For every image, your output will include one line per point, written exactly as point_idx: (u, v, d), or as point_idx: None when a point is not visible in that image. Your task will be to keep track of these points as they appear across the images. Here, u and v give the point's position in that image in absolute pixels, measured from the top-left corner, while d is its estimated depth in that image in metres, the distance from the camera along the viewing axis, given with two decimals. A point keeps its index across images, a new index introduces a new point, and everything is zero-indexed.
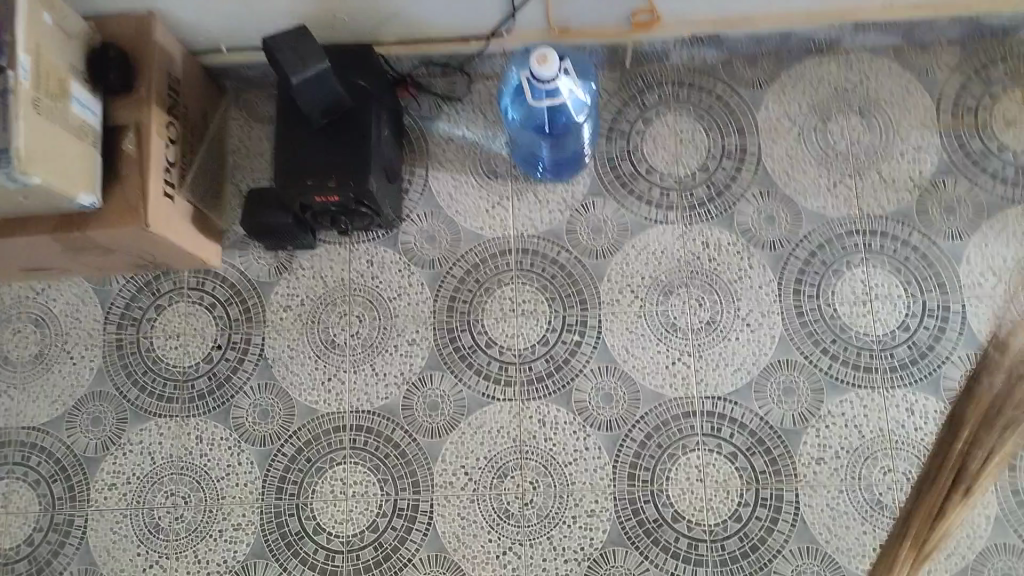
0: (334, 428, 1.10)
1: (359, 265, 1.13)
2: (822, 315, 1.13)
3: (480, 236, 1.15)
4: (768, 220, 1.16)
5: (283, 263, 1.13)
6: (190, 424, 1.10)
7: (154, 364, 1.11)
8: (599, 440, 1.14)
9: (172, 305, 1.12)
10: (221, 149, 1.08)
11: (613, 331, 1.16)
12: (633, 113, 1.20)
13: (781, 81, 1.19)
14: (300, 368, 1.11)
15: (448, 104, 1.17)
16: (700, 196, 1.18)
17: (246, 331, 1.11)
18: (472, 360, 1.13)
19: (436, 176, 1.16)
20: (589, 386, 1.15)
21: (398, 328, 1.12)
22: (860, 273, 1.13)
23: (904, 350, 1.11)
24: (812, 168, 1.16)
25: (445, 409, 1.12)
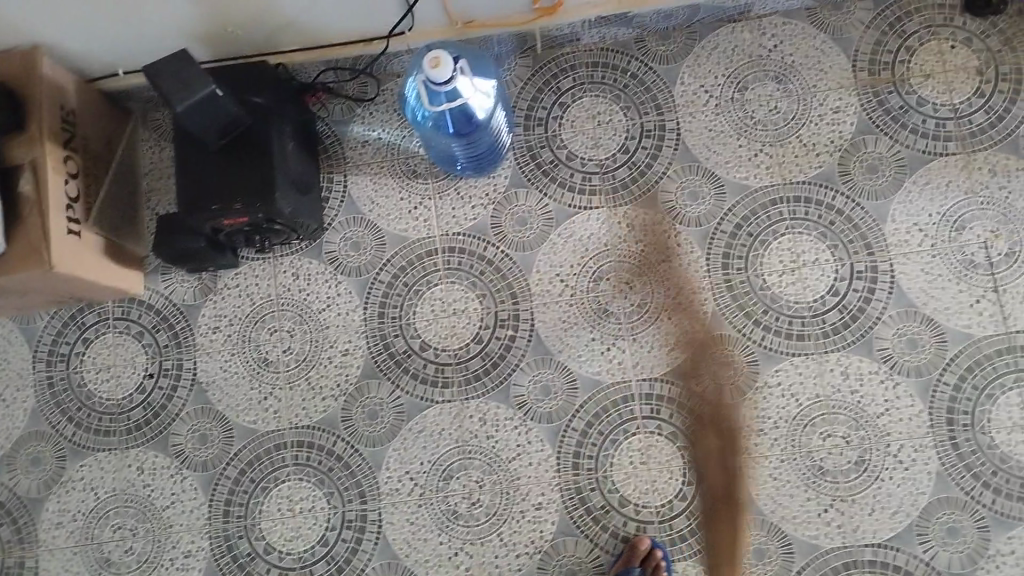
0: (277, 446, 1.13)
1: (286, 278, 1.17)
2: (752, 285, 1.13)
3: (404, 238, 1.18)
4: (691, 198, 1.15)
5: (208, 285, 1.18)
6: (130, 455, 1.15)
7: (87, 400, 1.17)
8: (541, 432, 1.12)
9: (98, 338, 1.18)
10: (133, 172, 1.19)
11: (546, 322, 1.14)
12: (549, 99, 1.20)
13: (695, 54, 1.18)
14: (236, 389, 1.15)
15: (360, 106, 1.20)
16: (622, 178, 1.17)
17: (176, 359, 1.16)
18: (407, 364, 1.14)
19: (354, 181, 1.19)
20: (526, 380, 1.13)
21: (330, 339, 1.16)
22: (787, 240, 1.13)
23: (835, 315, 1.11)
24: (733, 139, 1.16)
25: (384, 416, 1.13)
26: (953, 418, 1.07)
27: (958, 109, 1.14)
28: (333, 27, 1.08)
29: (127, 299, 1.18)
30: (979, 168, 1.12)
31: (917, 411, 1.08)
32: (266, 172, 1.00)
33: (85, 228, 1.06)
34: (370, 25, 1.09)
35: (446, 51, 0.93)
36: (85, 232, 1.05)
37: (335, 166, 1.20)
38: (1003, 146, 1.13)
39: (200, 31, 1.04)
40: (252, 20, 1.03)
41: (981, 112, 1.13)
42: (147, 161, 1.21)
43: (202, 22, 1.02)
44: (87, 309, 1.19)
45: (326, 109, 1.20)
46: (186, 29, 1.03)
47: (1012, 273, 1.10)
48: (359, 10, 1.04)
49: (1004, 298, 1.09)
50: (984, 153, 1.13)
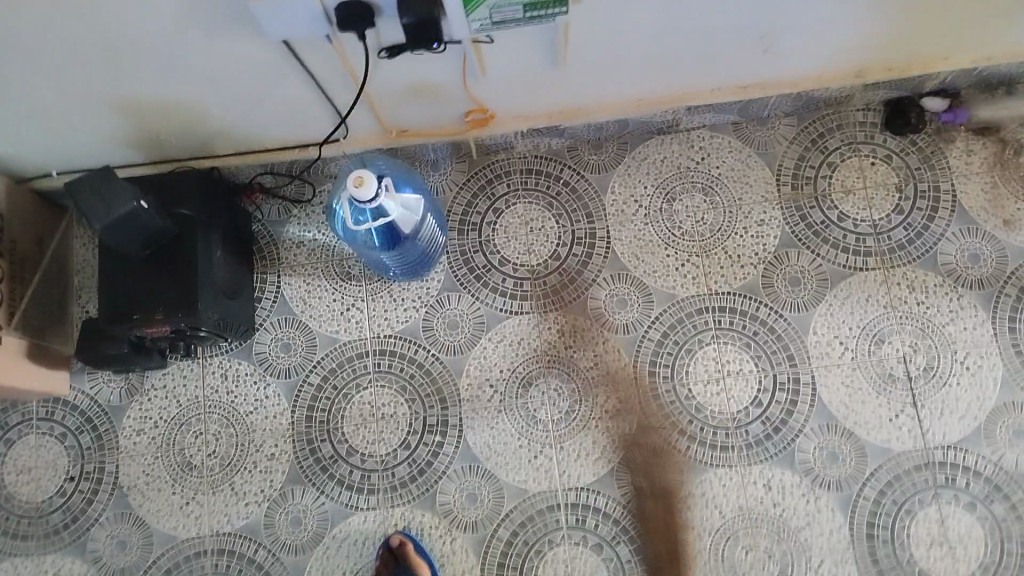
0: (196, 553, 1.12)
1: (214, 379, 1.17)
2: (678, 395, 1.14)
3: (336, 340, 1.18)
4: (620, 306, 1.17)
5: (135, 385, 1.17)
6: (46, 561, 1.13)
7: (6, 502, 1.15)
8: (466, 541, 1.11)
9: (21, 438, 1.17)
10: (63, 269, 1.19)
11: (474, 429, 1.14)
12: (484, 204, 1.22)
13: (625, 164, 1.22)
14: (157, 494, 1.14)
15: (298, 207, 1.22)
16: (553, 284, 1.19)
17: (99, 461, 1.15)
18: (334, 470, 1.14)
19: (289, 281, 1.20)
20: (453, 488, 1.12)
21: (256, 443, 1.15)
22: (712, 349, 1.15)
23: (758, 427, 1.12)
24: (661, 249, 1.19)
25: (308, 523, 1.12)
26: (873, 533, 1.08)
27: (877, 224, 1.17)
28: (266, 136, 1.10)
29: (53, 398, 1.17)
30: (898, 284, 1.15)
31: (837, 527, 1.09)
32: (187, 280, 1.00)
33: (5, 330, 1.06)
34: (305, 132, 1.09)
35: (370, 170, 0.93)
36: (8, 337, 1.06)
37: (269, 266, 1.21)
38: (921, 262, 1.16)
39: (130, 136, 1.04)
40: (181, 127, 1.04)
41: (900, 228, 1.17)
42: (80, 258, 1.20)
43: (131, 126, 1.02)
44: (11, 409, 1.18)
45: (262, 209, 1.22)
46: (115, 133, 1.03)
47: (930, 388, 1.12)
48: (289, 123, 1.06)
49: (922, 414, 1.11)
50: (903, 268, 1.16)
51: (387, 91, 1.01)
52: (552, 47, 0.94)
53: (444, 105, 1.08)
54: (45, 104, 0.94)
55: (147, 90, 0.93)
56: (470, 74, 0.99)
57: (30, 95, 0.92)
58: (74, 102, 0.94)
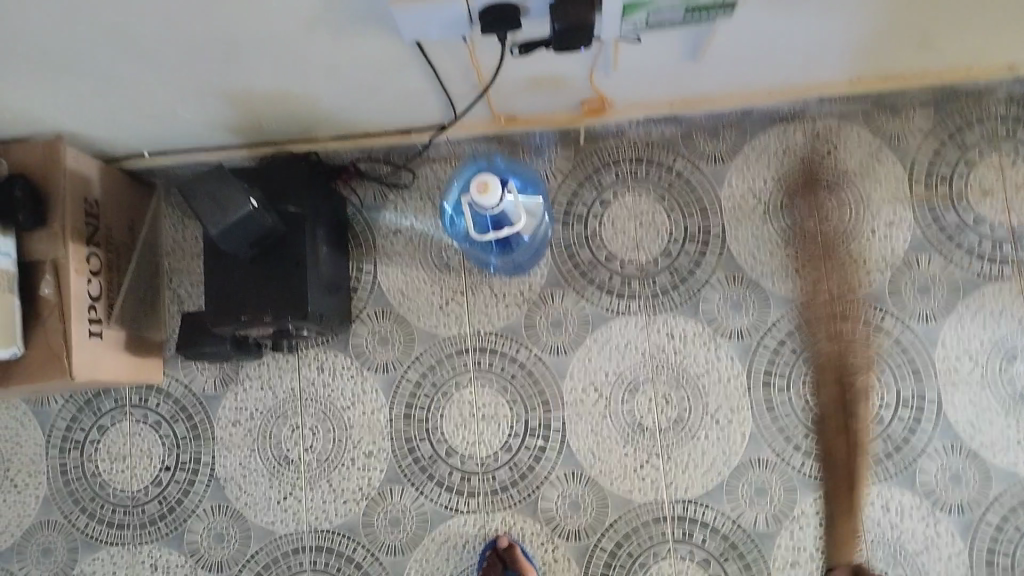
0: (293, 549, 1.11)
1: (309, 372, 1.14)
2: (794, 406, 1.09)
3: (435, 335, 1.13)
4: (734, 309, 1.11)
5: (229, 375, 1.15)
6: (143, 551, 1.13)
7: (101, 489, 1.14)
8: (568, 550, 1.09)
9: (114, 425, 1.15)
10: (154, 252, 1.15)
11: (578, 434, 1.10)
12: (590, 195, 1.14)
13: (744, 156, 1.13)
14: (254, 487, 1.13)
15: (395, 191, 1.15)
16: (663, 284, 1.12)
17: (194, 452, 1.14)
18: (432, 470, 1.11)
19: (385, 272, 1.15)
20: (555, 494, 1.09)
21: (353, 440, 1.12)
22: (833, 360, 1.09)
23: (879, 444, 1.07)
24: (780, 249, 1.12)
25: (406, 524, 1.10)
26: (994, 559, 1.04)
27: (1017, 230, 1.09)
28: (370, 122, 1.03)
29: (146, 385, 1.15)
30: None
31: (958, 550, 1.04)
32: (295, 280, 0.95)
33: (106, 325, 1.02)
34: (412, 118, 1.02)
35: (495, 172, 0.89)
36: (107, 330, 1.02)
37: (364, 256, 1.15)
38: None
39: (232, 123, 0.98)
40: (286, 116, 0.98)
41: None
42: (170, 240, 1.16)
43: (236, 114, 0.96)
44: (103, 395, 1.16)
45: (357, 193, 1.15)
46: (216, 121, 0.97)
47: None
48: (399, 111, 0.99)
49: None
50: None
51: (509, 84, 0.94)
52: (693, 45, 0.87)
53: (563, 96, 1.00)
54: (152, 96, 0.88)
55: (261, 82, 0.87)
56: (602, 66, 0.91)
57: (133, 90, 0.86)
58: (176, 95, 0.88)
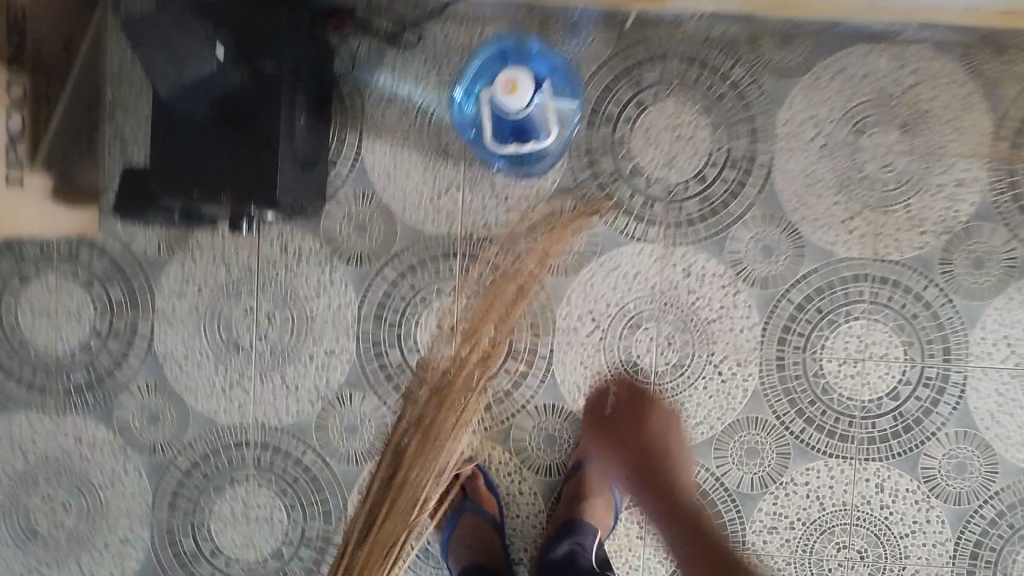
0: (236, 443, 1.01)
1: (271, 251, 0.99)
2: (806, 369, 0.98)
3: (420, 232, 0.98)
4: (765, 254, 0.97)
5: (177, 240, 0.99)
6: (66, 421, 1.01)
7: (20, 347, 1.01)
8: (535, 484, 1.01)
9: (38, 278, 1.00)
10: (96, 79, 0.95)
11: (565, 365, 1.00)
12: (626, 93, 0.96)
13: (814, 75, 0.95)
14: (197, 369, 1.00)
15: (394, 51, 0.96)
16: (691, 212, 0.97)
17: (130, 320, 1.00)
18: (399, 380, 1.00)
19: (371, 148, 0.97)
20: (530, 426, 1.00)
21: (314, 335, 1.00)
22: (859, 326, 0.98)
23: (888, 422, 0.98)
24: (830, 192, 0.96)
25: (365, 432, 1.00)
26: (977, 553, 0.99)
27: None
28: None
29: (77, 238, 0.99)
30: None
31: (944, 539, 0.99)
32: (264, 158, 0.78)
33: (27, 172, 0.84)
34: None
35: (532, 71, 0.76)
36: (35, 175, 0.85)
37: (348, 125, 0.97)
38: None
39: None
40: None
41: None
42: (116, 67, 0.96)
43: None
44: (26, 240, 0.99)
45: (348, 50, 0.95)
46: None
47: None
48: None
49: None
50: None
51: None
52: None
53: None
54: None
55: None
56: None
57: None
58: None
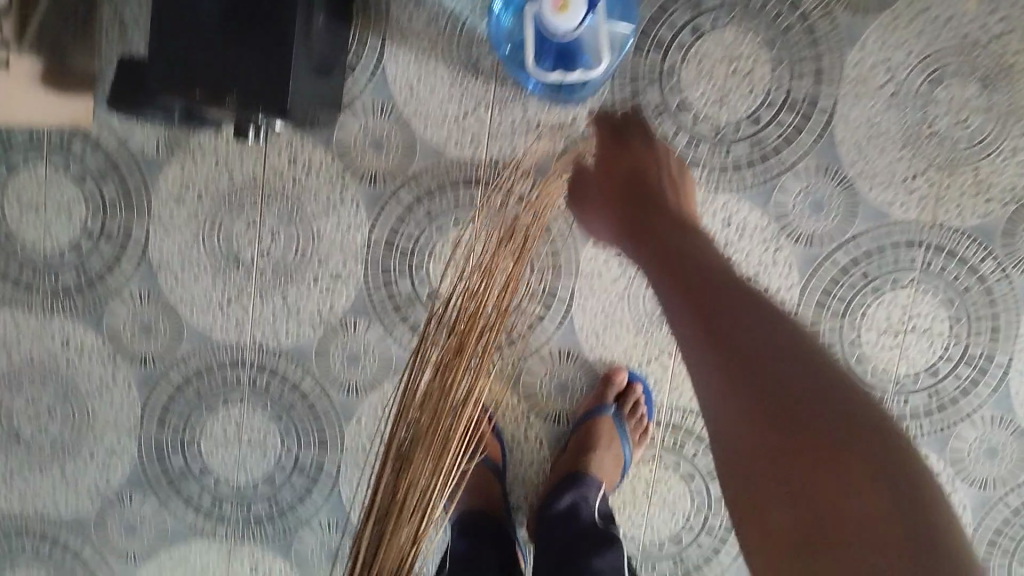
0: (231, 362, 0.96)
1: (279, 162, 0.91)
2: (842, 336, 0.92)
3: (442, 154, 0.90)
4: (815, 209, 0.89)
5: (177, 140, 0.91)
6: (54, 324, 0.96)
7: (7, 242, 0.94)
8: (542, 431, 0.97)
9: (27, 169, 0.92)
10: None
11: (585, 309, 0.93)
12: (681, 17, 0.86)
13: (894, 12, 0.85)
14: (193, 282, 0.94)
15: None
16: (738, 157, 0.89)
17: (124, 224, 0.93)
18: (408, 312, 0.93)
19: (395, 56, 0.88)
20: (542, 370, 0.95)
21: (320, 256, 0.93)
22: (904, 295, 0.90)
23: (922, 398, 0.92)
24: (895, 146, 0.87)
25: (366, 363, 0.95)
26: (997, 541, 0.94)
27: None
28: None
29: (71, 129, 0.91)
30: None
31: (962, 523, 0.94)
32: (278, 59, 0.70)
33: (14, 55, 0.76)
34: None
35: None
36: (19, 58, 0.76)
37: (371, 27, 0.88)
38: None
39: None
40: None
41: None
42: None
43: None
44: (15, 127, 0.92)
45: None
46: None
47: None
48: None
49: None
50: None
51: None
52: None
53: None
54: None
55: None
56: None
57: None
58: None
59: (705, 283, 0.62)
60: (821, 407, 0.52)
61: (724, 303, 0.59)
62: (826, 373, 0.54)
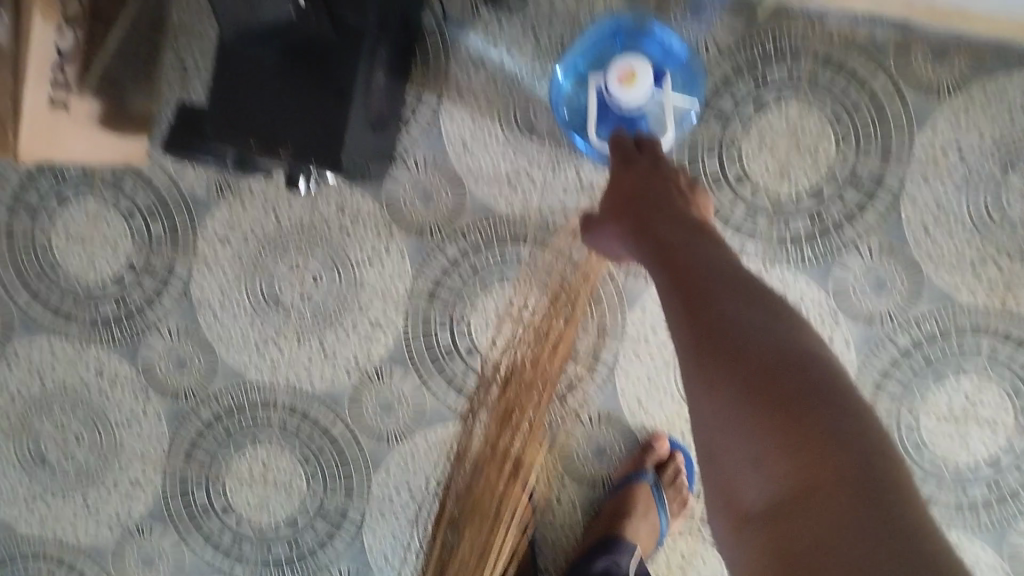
0: (264, 403, 0.95)
1: (326, 208, 0.90)
2: (898, 422, 0.87)
3: (491, 209, 0.88)
4: (875, 290, 0.86)
5: (227, 181, 0.91)
6: (90, 353, 0.96)
7: (50, 269, 0.94)
8: (576, 494, 0.93)
9: (76, 199, 0.93)
10: None
11: (627, 374, 0.90)
12: (746, 87, 0.84)
13: (968, 95, 0.82)
14: (232, 321, 0.93)
15: (491, 8, 0.85)
16: (798, 231, 0.86)
17: (168, 259, 0.93)
18: (446, 365, 0.92)
19: (451, 109, 0.87)
20: (579, 432, 0.92)
21: (361, 303, 0.92)
22: (968, 384, 0.86)
23: (981, 491, 0.87)
24: (962, 230, 0.84)
25: (401, 412, 0.93)
26: None
27: None
28: None
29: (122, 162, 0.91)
30: None
31: None
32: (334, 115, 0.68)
33: (76, 95, 0.74)
34: None
35: (649, 73, 0.73)
36: (82, 96, 0.75)
37: (428, 83, 0.87)
38: None
39: None
40: None
41: None
42: None
43: None
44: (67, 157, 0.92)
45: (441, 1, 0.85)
46: None
47: None
48: None
49: None
50: None
51: None
52: None
53: None
54: None
55: None
56: None
57: None
58: None
59: (710, 289, 0.56)
60: (799, 398, 0.49)
61: (729, 313, 0.54)
62: (805, 364, 0.51)
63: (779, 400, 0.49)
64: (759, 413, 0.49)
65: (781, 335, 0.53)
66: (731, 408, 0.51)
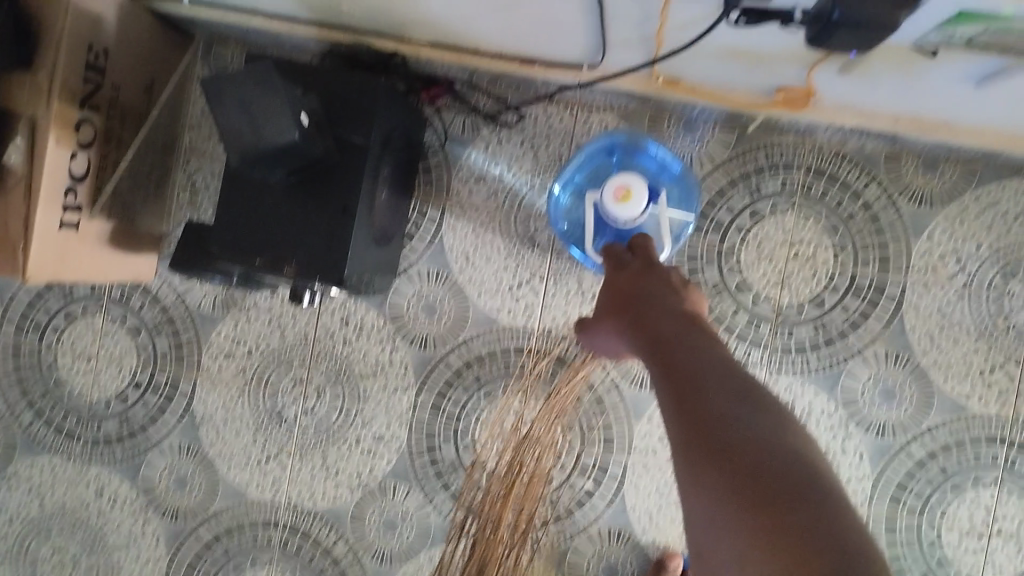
0: (264, 522, 0.92)
1: (331, 322, 0.91)
2: (919, 537, 0.84)
3: (494, 321, 0.89)
4: (885, 397, 0.84)
5: (233, 297, 0.92)
6: (90, 473, 0.94)
7: (56, 388, 0.94)
8: None
9: (84, 317, 0.94)
10: (174, 118, 0.89)
11: (637, 489, 0.87)
12: (741, 198, 0.86)
13: (961, 204, 0.83)
14: (235, 438, 0.92)
15: (490, 125, 0.88)
16: (802, 339, 0.85)
17: (172, 375, 0.93)
18: (451, 481, 0.89)
19: (453, 224, 0.89)
20: (591, 552, 0.88)
21: (365, 418, 0.91)
22: (988, 496, 0.83)
23: None
24: (968, 337, 0.83)
25: (404, 532, 0.90)
26: None
27: None
28: (493, 37, 0.72)
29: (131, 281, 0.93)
30: None
31: None
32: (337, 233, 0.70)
33: (86, 217, 0.77)
34: (542, 47, 0.71)
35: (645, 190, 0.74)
36: (93, 218, 0.78)
37: (431, 199, 0.89)
38: None
39: None
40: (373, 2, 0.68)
41: None
42: (198, 109, 0.91)
43: None
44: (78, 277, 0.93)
45: (442, 118, 0.88)
46: None
47: None
48: (530, 33, 0.69)
49: None
50: None
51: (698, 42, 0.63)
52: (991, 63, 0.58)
53: (762, 74, 0.69)
54: None
55: None
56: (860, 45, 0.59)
57: None
58: None
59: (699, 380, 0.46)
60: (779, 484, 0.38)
61: (712, 399, 0.45)
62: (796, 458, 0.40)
63: (797, 543, 0.36)
64: (760, 533, 0.37)
65: (811, 469, 0.40)
66: (718, 511, 0.39)
